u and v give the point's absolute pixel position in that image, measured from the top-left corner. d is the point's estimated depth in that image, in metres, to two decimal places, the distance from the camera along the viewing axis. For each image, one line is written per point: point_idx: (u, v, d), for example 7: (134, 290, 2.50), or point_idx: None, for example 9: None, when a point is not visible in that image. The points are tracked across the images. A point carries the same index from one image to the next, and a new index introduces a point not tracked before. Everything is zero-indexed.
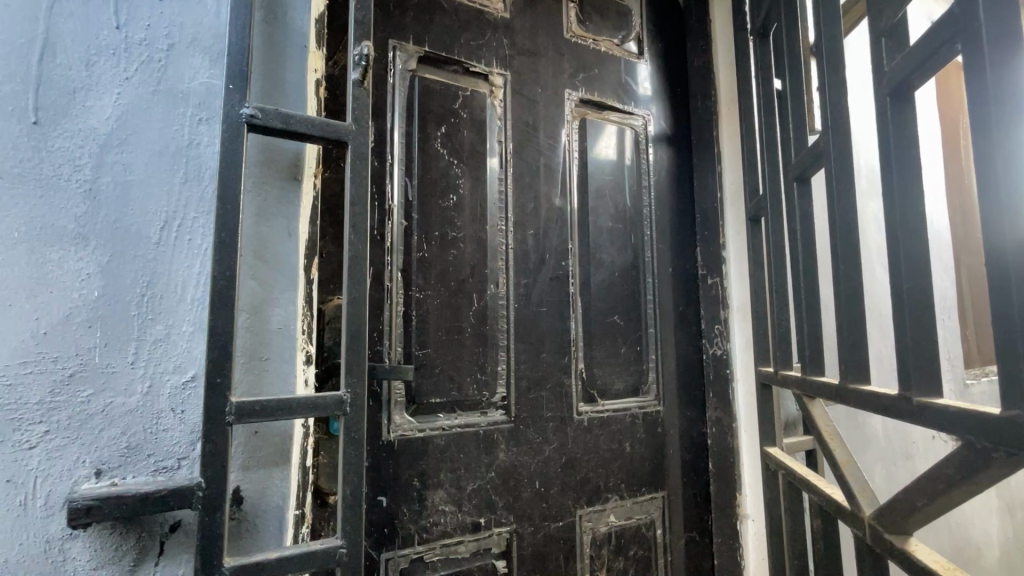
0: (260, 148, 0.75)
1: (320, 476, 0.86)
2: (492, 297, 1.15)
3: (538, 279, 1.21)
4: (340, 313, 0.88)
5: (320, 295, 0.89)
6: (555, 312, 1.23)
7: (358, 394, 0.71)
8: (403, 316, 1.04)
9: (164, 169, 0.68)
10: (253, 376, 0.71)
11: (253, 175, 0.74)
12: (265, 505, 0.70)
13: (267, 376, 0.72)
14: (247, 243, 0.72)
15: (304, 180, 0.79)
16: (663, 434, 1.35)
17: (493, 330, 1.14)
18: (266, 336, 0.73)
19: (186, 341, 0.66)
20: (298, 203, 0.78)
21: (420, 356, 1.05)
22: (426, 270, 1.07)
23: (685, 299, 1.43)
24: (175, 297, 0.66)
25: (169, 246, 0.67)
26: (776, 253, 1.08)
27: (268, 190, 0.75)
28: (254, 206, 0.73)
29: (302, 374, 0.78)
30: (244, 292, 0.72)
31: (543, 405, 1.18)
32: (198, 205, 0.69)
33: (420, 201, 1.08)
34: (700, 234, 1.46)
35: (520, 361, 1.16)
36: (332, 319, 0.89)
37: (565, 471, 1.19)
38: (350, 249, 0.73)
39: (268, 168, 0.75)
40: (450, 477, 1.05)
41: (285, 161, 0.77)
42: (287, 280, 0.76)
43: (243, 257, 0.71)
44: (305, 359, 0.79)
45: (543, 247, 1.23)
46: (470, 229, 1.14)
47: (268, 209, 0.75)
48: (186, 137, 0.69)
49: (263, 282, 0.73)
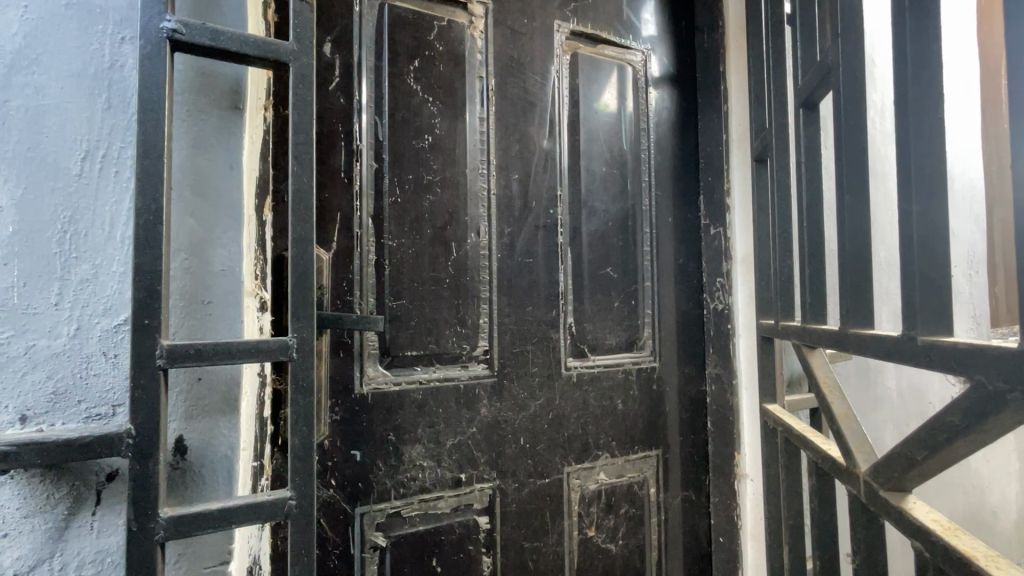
0: (195, 71, 0.67)
1: None
2: (474, 246, 1.08)
3: (523, 227, 1.14)
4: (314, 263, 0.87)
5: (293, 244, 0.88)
6: (542, 264, 1.16)
7: (307, 339, 0.66)
8: (376, 266, 0.98)
9: (82, 94, 0.61)
10: (194, 321, 0.66)
11: (188, 101, 0.67)
12: (212, 455, 0.67)
13: (209, 319, 0.67)
14: (182, 177, 0.66)
15: (248, 110, 0.73)
16: (659, 391, 1.29)
17: (474, 282, 1.08)
18: (208, 278, 0.68)
19: (117, 282, 0.62)
20: (242, 137, 0.72)
21: (394, 307, 1.00)
22: (400, 216, 1.01)
23: (686, 251, 1.34)
24: (102, 235, 0.61)
25: (92, 178, 0.61)
26: (780, 193, 0.98)
27: (205, 119, 0.68)
28: (192, 137, 0.67)
29: (253, 321, 0.73)
30: (180, 230, 0.66)
31: (529, 360, 1.13)
32: (124, 134, 0.63)
33: (392, 142, 1.01)
34: (704, 181, 1.35)
35: (503, 314, 1.10)
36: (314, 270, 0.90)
37: (553, 428, 1.15)
38: (293, 182, 0.66)
39: (206, 95, 0.68)
40: (428, 432, 1.01)
41: (226, 87, 0.70)
42: (231, 218, 0.70)
43: (176, 192, 0.65)
44: (257, 304, 0.74)
45: (529, 193, 1.15)
46: (448, 172, 1.06)
47: (205, 140, 0.68)
48: (107, 58, 0.62)
49: (202, 220, 0.68)
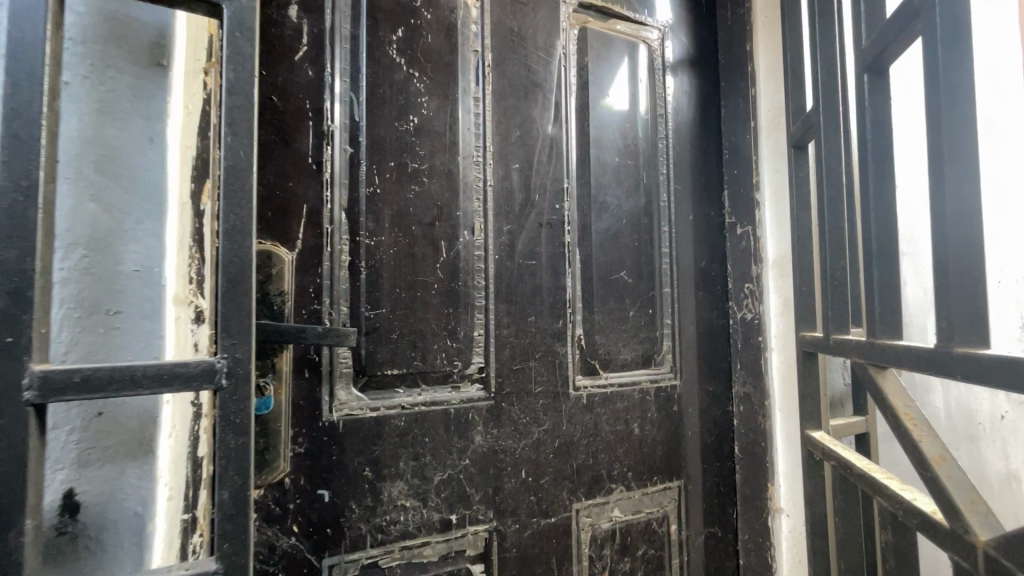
0: (125, 26, 0.55)
1: None
2: (467, 245, 0.93)
3: (524, 225, 0.98)
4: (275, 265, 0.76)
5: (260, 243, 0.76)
6: (547, 266, 1.00)
7: (240, 360, 0.51)
8: (350, 268, 0.83)
9: None
10: (94, 335, 0.53)
11: (90, 53, 0.53)
12: (111, 506, 0.52)
13: (117, 332, 0.54)
14: (81, 151, 0.53)
15: (174, 70, 0.59)
16: (680, 413, 1.13)
17: (468, 288, 0.92)
18: (115, 281, 0.55)
19: None
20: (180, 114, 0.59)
21: (372, 318, 0.84)
22: (379, 209, 0.86)
23: (709, 253, 1.18)
24: None
25: None
26: (829, 181, 0.83)
27: (113, 79, 0.54)
28: (111, 105, 0.54)
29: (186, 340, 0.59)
30: (77, 218, 0.52)
31: (531, 378, 0.97)
32: None
33: (370, 123, 0.86)
34: (728, 174, 1.20)
35: (502, 325, 0.95)
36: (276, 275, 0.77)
37: (560, 458, 0.98)
38: (225, 157, 0.51)
39: (137, 60, 0.56)
40: (412, 466, 0.85)
41: (162, 56, 0.58)
42: (148, 207, 0.57)
43: (71, 170, 0.52)
44: (190, 317, 0.60)
45: (531, 184, 1.00)
46: (437, 160, 0.91)
47: (116, 106, 0.55)
48: None
49: (108, 208, 0.54)
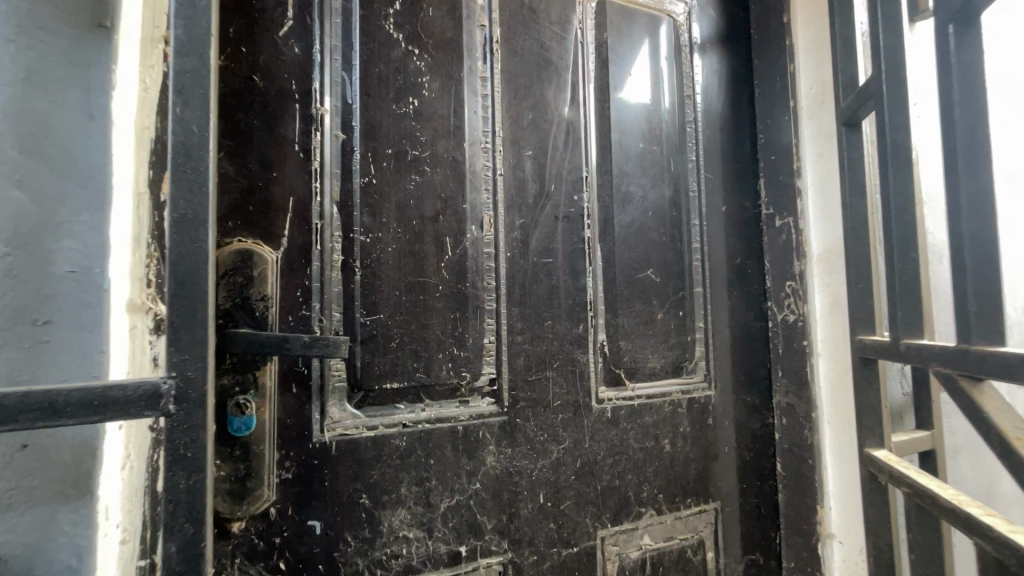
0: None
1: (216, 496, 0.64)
2: (476, 242, 0.83)
3: (539, 218, 0.88)
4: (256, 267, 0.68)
5: (239, 242, 0.67)
6: (565, 265, 0.90)
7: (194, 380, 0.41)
8: (343, 269, 0.73)
9: None
10: (18, 350, 0.45)
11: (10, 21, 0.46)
12: (59, 537, 0.46)
13: (43, 347, 0.47)
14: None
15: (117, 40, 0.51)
16: (714, 426, 1.01)
17: (476, 290, 0.82)
18: (44, 287, 0.47)
19: None
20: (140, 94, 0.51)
21: (369, 325, 0.74)
22: (376, 203, 0.76)
23: (744, 249, 1.07)
24: None
25: None
26: (894, 161, 0.71)
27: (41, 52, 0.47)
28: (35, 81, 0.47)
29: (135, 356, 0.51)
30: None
31: (549, 390, 0.86)
32: None
33: (365, 106, 0.76)
34: (763, 160, 1.09)
35: (515, 331, 0.85)
36: (257, 276, 0.68)
37: (582, 480, 0.88)
38: (174, 132, 0.42)
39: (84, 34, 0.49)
40: (415, 492, 0.76)
41: (109, 28, 0.51)
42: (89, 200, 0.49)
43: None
44: (151, 327, 0.52)
45: (547, 174, 0.89)
46: (440, 147, 0.81)
47: (47, 84, 0.47)
48: None
49: (37, 203, 0.47)
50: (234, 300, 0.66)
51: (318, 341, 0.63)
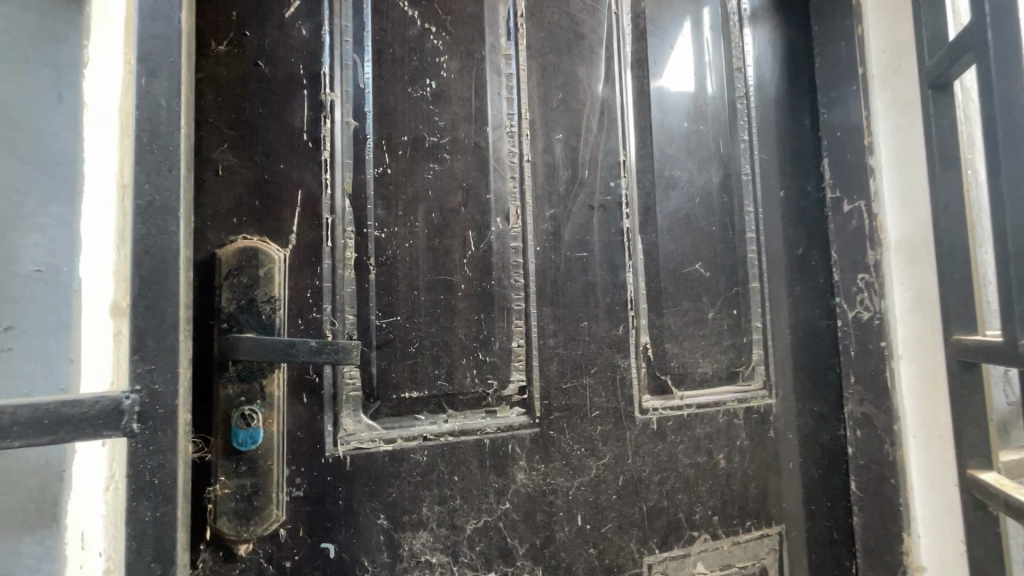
0: (48, 10, 0.50)
1: (220, 517, 0.58)
2: (501, 235, 0.75)
3: (572, 208, 0.80)
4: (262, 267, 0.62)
5: (243, 240, 0.62)
6: (601, 259, 0.81)
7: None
8: (356, 268, 0.67)
9: None
10: None
11: None
12: (25, 537, 0.48)
13: (8, 348, 0.48)
14: None
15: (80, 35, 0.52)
16: (777, 439, 0.89)
17: (503, 288, 0.74)
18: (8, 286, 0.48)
19: None
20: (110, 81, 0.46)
21: (385, 328, 0.68)
22: (391, 195, 0.70)
23: (807, 237, 0.94)
24: None
25: None
26: (1006, 126, 0.60)
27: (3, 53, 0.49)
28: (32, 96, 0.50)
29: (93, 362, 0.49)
30: None
31: (586, 398, 0.77)
32: None
33: (378, 90, 0.70)
34: (827, 137, 0.95)
35: (546, 333, 0.76)
36: (263, 277, 0.62)
37: (626, 500, 0.78)
38: None
39: (61, 46, 0.51)
40: (438, 512, 0.68)
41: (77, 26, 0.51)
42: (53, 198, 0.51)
43: None
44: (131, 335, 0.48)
45: (579, 159, 0.81)
46: (460, 132, 0.74)
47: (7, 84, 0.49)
48: None
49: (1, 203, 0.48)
50: (237, 302, 0.60)
51: (326, 347, 0.59)
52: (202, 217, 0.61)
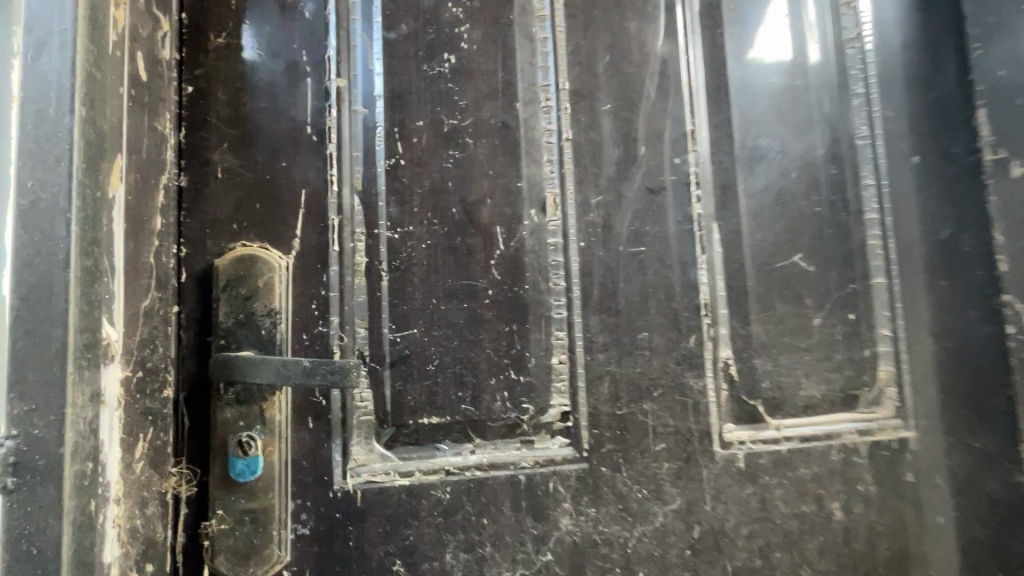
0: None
1: (218, 556, 0.52)
2: (537, 231, 0.63)
3: (625, 193, 0.65)
4: (262, 277, 0.56)
5: (243, 248, 0.56)
6: (665, 254, 0.65)
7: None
8: (367, 275, 0.59)
9: None
10: None
11: None
12: None
13: None
14: None
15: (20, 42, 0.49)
16: (919, 489, 0.66)
17: (539, 294, 0.62)
18: None
19: None
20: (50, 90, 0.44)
21: (400, 343, 0.59)
22: (404, 189, 0.61)
23: (957, 217, 0.68)
24: None
25: None
26: None
27: None
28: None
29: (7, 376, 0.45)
30: None
31: (646, 428, 0.62)
32: None
33: (389, 72, 0.62)
34: (983, 82, 0.68)
35: (596, 346, 0.63)
36: (263, 288, 0.56)
37: (703, 558, 0.62)
38: None
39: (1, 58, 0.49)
40: (464, 561, 0.58)
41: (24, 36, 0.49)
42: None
43: None
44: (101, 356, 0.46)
45: (633, 133, 0.66)
46: (485, 111, 0.63)
47: None
48: None
49: None
50: (233, 316, 0.55)
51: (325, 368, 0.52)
52: (201, 224, 0.56)
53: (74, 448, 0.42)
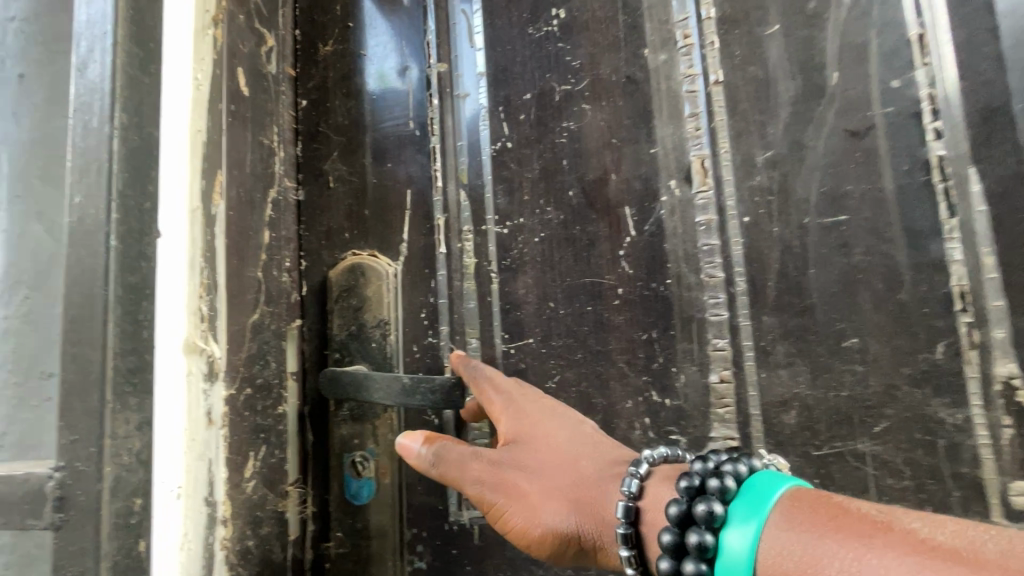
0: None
1: None
2: (680, 208, 0.48)
3: (808, 144, 0.46)
4: (372, 286, 0.52)
5: (353, 256, 0.54)
6: (882, 224, 0.44)
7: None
8: (476, 278, 0.52)
9: None
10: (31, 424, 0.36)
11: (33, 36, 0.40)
12: None
13: (41, 418, 0.36)
14: (28, 169, 0.39)
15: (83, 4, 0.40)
16: None
17: (687, 291, 0.48)
18: (41, 347, 0.37)
19: None
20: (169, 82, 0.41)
21: (514, 356, 0.50)
22: (513, 175, 0.52)
23: None
24: None
25: None
26: None
27: (49, 57, 0.39)
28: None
29: (31, 353, 0.37)
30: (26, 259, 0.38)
31: (863, 479, 0.43)
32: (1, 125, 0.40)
33: (492, 45, 0.54)
34: None
35: (775, 358, 0.45)
36: (373, 298, 0.52)
37: None
38: None
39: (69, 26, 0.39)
40: None
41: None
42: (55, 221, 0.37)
43: (20, 198, 0.39)
44: (206, 372, 0.42)
45: (818, 58, 0.47)
46: (604, 67, 0.51)
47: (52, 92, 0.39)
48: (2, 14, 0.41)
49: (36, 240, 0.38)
50: (347, 330, 0.52)
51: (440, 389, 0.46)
52: (318, 235, 0.55)
53: (114, 484, 0.35)
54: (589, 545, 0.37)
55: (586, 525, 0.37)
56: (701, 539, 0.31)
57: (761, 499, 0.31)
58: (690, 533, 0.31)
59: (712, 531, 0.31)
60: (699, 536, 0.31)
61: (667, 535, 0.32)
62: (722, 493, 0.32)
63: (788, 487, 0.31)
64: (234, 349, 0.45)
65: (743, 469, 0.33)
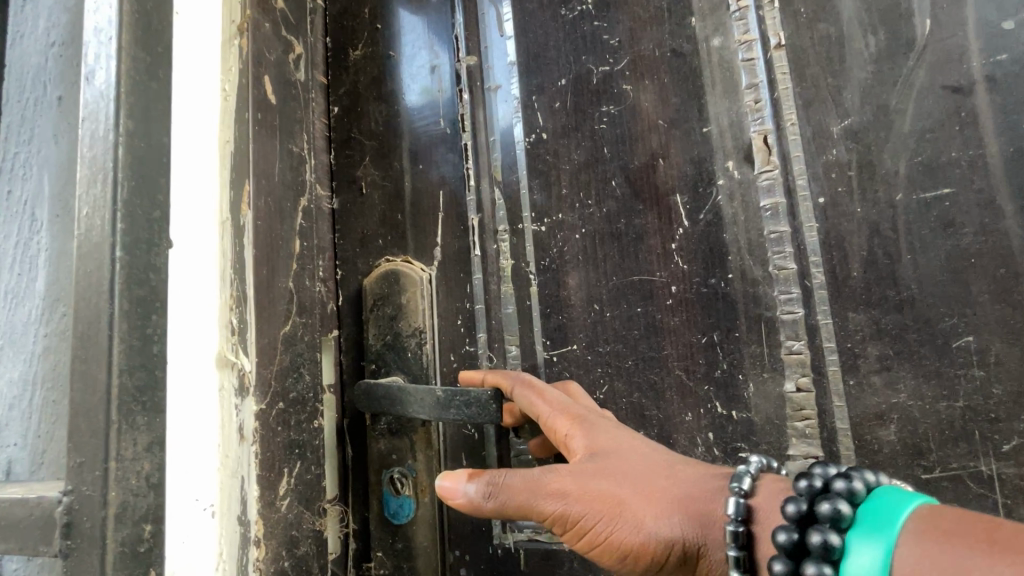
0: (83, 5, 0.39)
1: None
2: (740, 192, 0.43)
3: (897, 108, 0.39)
4: (406, 295, 0.50)
5: (387, 264, 0.52)
6: (998, 197, 0.37)
7: (123, 505, 0.26)
8: (515, 281, 0.48)
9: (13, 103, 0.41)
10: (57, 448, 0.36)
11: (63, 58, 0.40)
12: None
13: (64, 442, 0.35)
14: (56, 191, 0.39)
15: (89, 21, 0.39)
16: None
17: (754, 286, 0.42)
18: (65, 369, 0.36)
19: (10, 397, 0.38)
20: (185, 99, 0.41)
21: (559, 365, 0.46)
22: (549, 168, 0.48)
23: None
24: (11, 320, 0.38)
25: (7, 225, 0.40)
26: None
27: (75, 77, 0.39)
28: (16, 52, 0.41)
29: (63, 376, 0.36)
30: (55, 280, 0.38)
31: (989, 506, 0.35)
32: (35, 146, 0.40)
33: (523, 32, 0.50)
34: None
35: (866, 362, 0.39)
36: (408, 307, 0.50)
37: None
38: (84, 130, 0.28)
39: None
40: None
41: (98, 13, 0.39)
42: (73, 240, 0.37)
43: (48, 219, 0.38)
44: (236, 387, 0.42)
45: (904, 7, 0.40)
46: (646, 42, 0.46)
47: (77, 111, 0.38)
48: (33, 37, 0.41)
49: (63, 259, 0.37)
50: (383, 340, 0.50)
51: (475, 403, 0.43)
52: (353, 242, 0.53)
53: None
54: (695, 557, 0.33)
55: (694, 532, 0.33)
56: (824, 539, 0.25)
57: (897, 508, 0.25)
58: (810, 533, 0.26)
59: (838, 533, 0.26)
60: (822, 536, 0.26)
61: (783, 535, 0.27)
62: (851, 495, 0.26)
63: (933, 502, 0.25)
64: (264, 361, 0.43)
65: (876, 477, 0.27)
